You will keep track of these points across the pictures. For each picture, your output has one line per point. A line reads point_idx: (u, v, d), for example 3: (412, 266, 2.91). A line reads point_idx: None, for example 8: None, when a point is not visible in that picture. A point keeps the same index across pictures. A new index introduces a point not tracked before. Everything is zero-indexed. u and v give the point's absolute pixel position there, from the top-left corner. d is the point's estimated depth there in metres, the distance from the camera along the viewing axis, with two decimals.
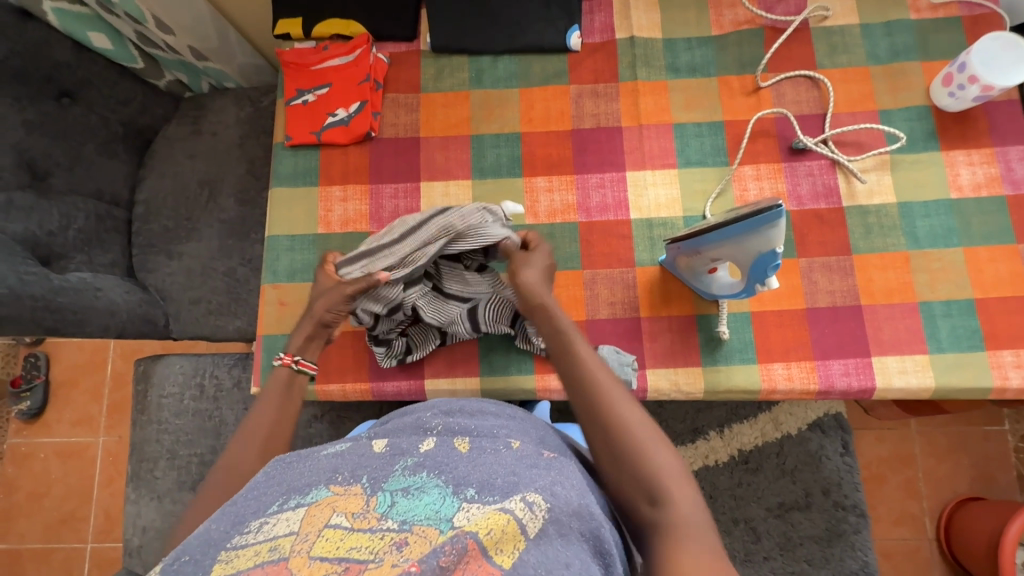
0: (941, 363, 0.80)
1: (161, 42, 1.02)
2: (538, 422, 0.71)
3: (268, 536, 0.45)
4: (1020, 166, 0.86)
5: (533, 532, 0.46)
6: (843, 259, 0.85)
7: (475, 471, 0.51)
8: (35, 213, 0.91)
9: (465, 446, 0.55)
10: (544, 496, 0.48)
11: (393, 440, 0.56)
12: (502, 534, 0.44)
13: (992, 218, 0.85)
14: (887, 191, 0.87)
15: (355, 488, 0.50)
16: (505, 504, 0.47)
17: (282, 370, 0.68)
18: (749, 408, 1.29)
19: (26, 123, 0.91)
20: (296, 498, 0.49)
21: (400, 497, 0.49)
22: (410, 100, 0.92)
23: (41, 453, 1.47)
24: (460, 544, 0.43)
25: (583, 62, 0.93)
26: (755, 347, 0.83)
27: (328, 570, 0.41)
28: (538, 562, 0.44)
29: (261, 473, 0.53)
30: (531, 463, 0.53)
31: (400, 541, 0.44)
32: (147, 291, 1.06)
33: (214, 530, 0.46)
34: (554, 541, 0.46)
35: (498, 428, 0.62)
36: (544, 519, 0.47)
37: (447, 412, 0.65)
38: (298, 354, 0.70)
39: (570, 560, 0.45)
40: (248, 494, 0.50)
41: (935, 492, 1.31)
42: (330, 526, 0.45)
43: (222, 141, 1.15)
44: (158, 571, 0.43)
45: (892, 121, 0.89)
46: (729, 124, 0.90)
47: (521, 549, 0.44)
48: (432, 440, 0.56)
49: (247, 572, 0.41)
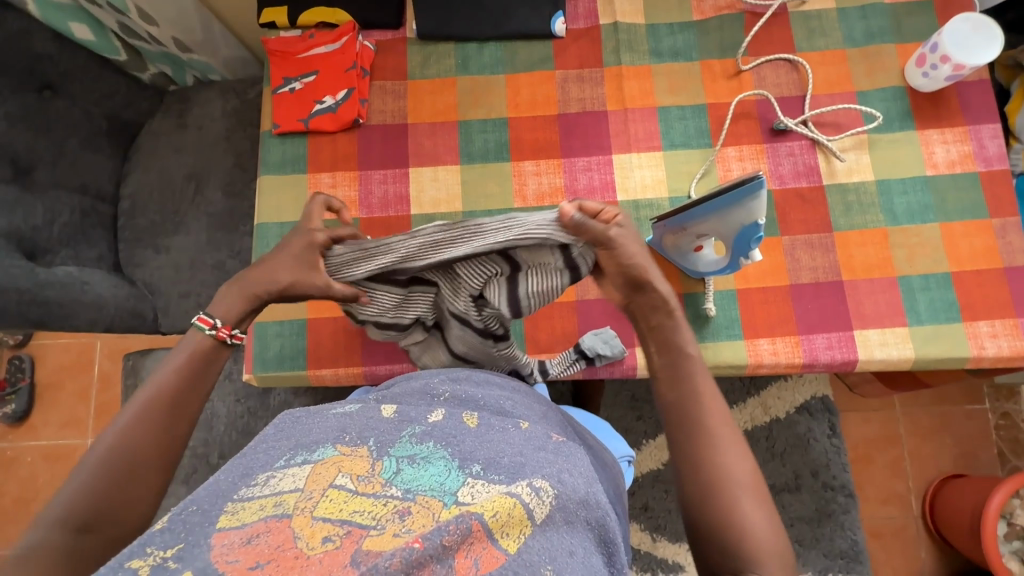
0: (921, 335, 0.83)
1: (144, 33, 1.02)
2: (540, 398, 0.73)
3: (274, 491, 0.45)
4: (992, 144, 0.88)
5: (540, 518, 0.46)
6: (825, 236, 0.87)
7: (481, 448, 0.51)
8: (19, 207, 0.90)
9: (473, 422, 0.56)
10: (551, 483, 0.48)
11: (402, 407, 0.57)
12: (509, 518, 0.44)
13: (966, 194, 0.87)
14: (866, 170, 0.89)
15: (361, 451, 0.50)
16: (512, 488, 0.46)
17: (208, 338, 0.56)
18: (738, 393, 1.31)
19: (7, 116, 0.89)
20: (303, 454, 0.49)
21: (405, 465, 0.49)
22: (397, 88, 0.93)
23: (27, 457, 1.44)
24: (465, 525, 0.42)
25: (568, 48, 0.94)
26: (741, 323, 0.85)
27: (329, 531, 0.42)
28: (544, 548, 0.44)
29: (272, 429, 0.56)
30: (539, 445, 0.54)
31: (404, 509, 0.44)
32: (135, 285, 1.05)
33: (222, 481, 0.47)
34: (559, 528, 0.47)
35: (504, 401, 0.64)
36: (551, 505, 0.47)
37: (454, 379, 0.66)
38: (236, 326, 0.58)
39: (574, 549, 0.47)
40: (260, 449, 0.51)
41: (919, 471, 1.34)
42: (334, 486, 0.46)
43: (208, 134, 1.15)
44: (162, 520, 0.43)
45: (869, 102, 0.91)
46: (712, 107, 0.92)
47: (528, 534, 0.44)
48: (441, 413, 0.57)
49: (251, 525, 0.42)
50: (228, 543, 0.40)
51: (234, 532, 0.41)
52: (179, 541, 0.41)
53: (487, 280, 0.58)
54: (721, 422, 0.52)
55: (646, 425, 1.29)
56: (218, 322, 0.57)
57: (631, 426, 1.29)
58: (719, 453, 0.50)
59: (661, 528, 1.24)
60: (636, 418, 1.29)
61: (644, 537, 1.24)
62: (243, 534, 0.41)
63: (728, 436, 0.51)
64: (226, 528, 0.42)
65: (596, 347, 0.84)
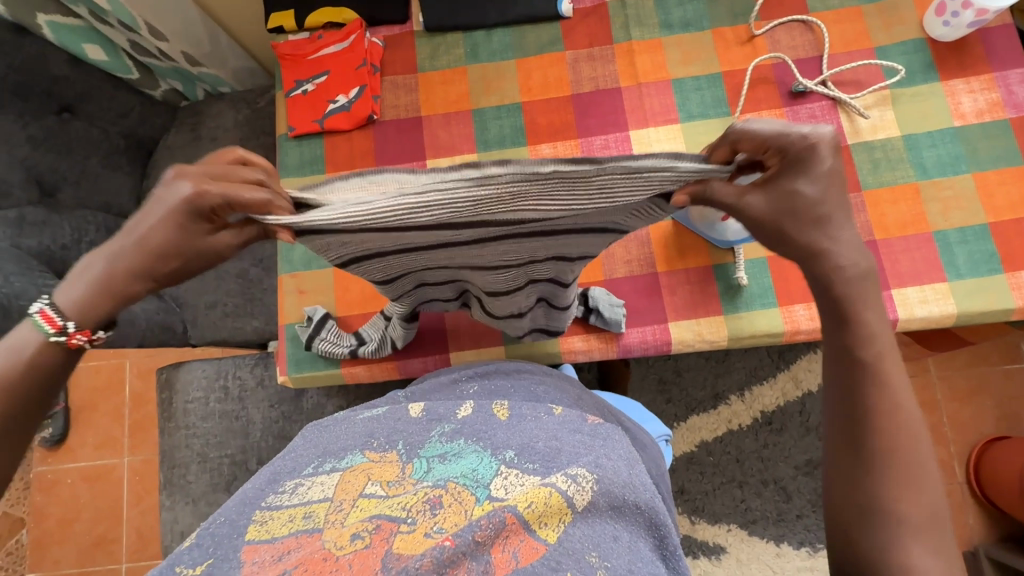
0: (961, 289, 0.80)
1: (154, 49, 1.03)
2: (572, 379, 0.71)
3: (303, 501, 0.44)
4: (1021, 89, 0.86)
5: (580, 505, 0.44)
6: (854, 197, 0.86)
7: (514, 436, 0.50)
8: (48, 228, 0.91)
9: (504, 413, 0.55)
10: (589, 469, 0.46)
11: (430, 407, 0.57)
12: (546, 508, 0.43)
13: (998, 142, 0.85)
14: (891, 126, 0.87)
15: (390, 455, 0.50)
16: (547, 478, 0.45)
17: (51, 345, 0.42)
18: (768, 368, 1.27)
19: (30, 139, 0.90)
20: (331, 462, 0.49)
21: (437, 463, 0.48)
22: (408, 81, 0.93)
23: (67, 479, 1.43)
24: (498, 519, 0.41)
25: (576, 27, 0.93)
26: (774, 291, 0.83)
27: (359, 529, 0.41)
28: (588, 535, 0.42)
29: (301, 439, 0.56)
30: (574, 427, 0.53)
31: (434, 501, 0.43)
32: (163, 299, 1.05)
33: (251, 491, 0.47)
34: (603, 514, 0.45)
35: (536, 386, 0.63)
36: (593, 491, 0.45)
37: (483, 374, 0.66)
38: (99, 326, 0.44)
39: (619, 533, 0.44)
40: (290, 460, 0.52)
41: (960, 436, 1.30)
42: (364, 495, 0.44)
43: (222, 145, 1.15)
44: (191, 538, 0.41)
45: (889, 57, 0.89)
46: (728, 75, 0.91)
47: (568, 522, 0.43)
48: (470, 407, 0.57)
49: (282, 540, 0.40)
50: (259, 560, 0.38)
51: (265, 547, 0.39)
52: (212, 556, 0.39)
53: (559, 237, 0.46)
54: (908, 444, 0.40)
55: (675, 407, 1.27)
56: (68, 326, 0.42)
57: (661, 410, 1.27)
58: (889, 486, 0.40)
59: (699, 510, 1.23)
60: (665, 401, 1.27)
61: (683, 520, 1.23)
62: (274, 549, 0.39)
63: (913, 464, 0.40)
64: (257, 542, 0.40)
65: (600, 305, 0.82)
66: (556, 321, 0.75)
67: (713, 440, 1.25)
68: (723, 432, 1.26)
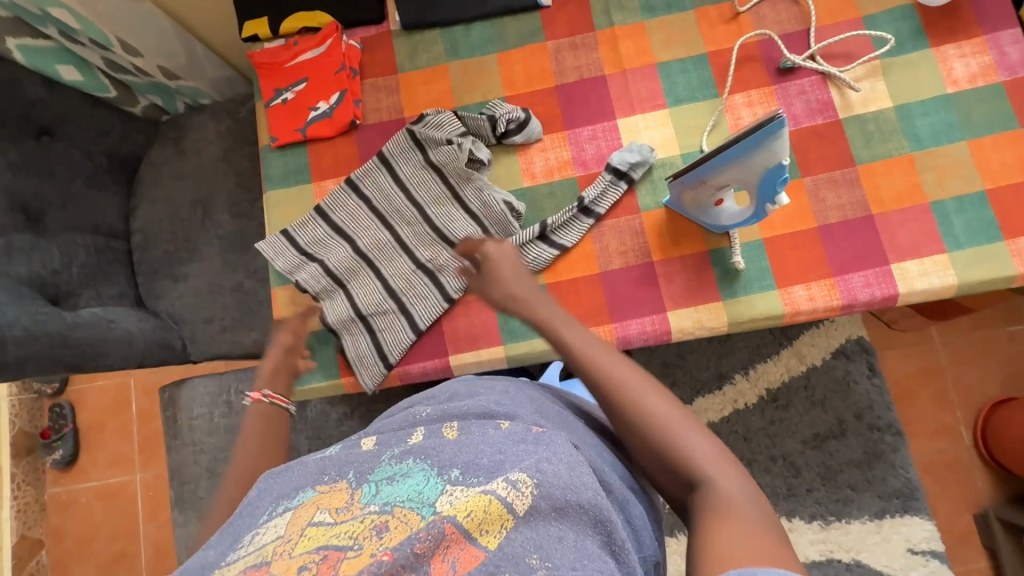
0: (960, 259, 0.79)
1: (129, 66, 1.00)
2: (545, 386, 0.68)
3: (256, 546, 0.43)
4: (1014, 50, 0.84)
5: (522, 510, 0.43)
6: (849, 171, 0.84)
7: (459, 453, 0.50)
8: (36, 254, 0.89)
9: (453, 433, 0.53)
10: (529, 473, 0.46)
11: (381, 438, 0.56)
12: (486, 515, 0.42)
13: (992, 106, 0.83)
14: (883, 97, 0.86)
15: (340, 484, 0.49)
16: (488, 486, 0.45)
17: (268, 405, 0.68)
18: (771, 345, 1.27)
19: (11, 165, 0.89)
20: (285, 503, 0.48)
21: (385, 485, 0.47)
22: (390, 83, 0.92)
23: (83, 498, 1.44)
24: (437, 530, 0.41)
25: (556, 16, 0.92)
26: (772, 273, 0.82)
27: (306, 561, 0.40)
28: (530, 539, 0.42)
29: (254, 492, 0.53)
30: (518, 438, 0.51)
31: (381, 524, 0.43)
32: (159, 317, 1.03)
33: (211, 555, 0.45)
34: (547, 517, 0.44)
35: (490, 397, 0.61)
36: (533, 495, 0.45)
37: (434, 399, 0.64)
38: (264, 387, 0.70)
39: (562, 534, 0.43)
40: (246, 513, 0.50)
41: (965, 400, 1.30)
42: (312, 524, 0.44)
43: (207, 158, 1.11)
44: None
45: (878, 26, 0.88)
46: (714, 55, 0.89)
47: (510, 527, 0.42)
48: (420, 433, 0.55)
49: None
50: None
51: None
52: None
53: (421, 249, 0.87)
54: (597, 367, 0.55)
55: (681, 390, 1.27)
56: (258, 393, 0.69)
57: None
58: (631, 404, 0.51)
59: None
60: (670, 385, 1.27)
61: None
62: None
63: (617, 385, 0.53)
64: None
65: (565, 239, 0.85)
66: (473, 229, 0.86)
67: (720, 420, 1.25)
68: (729, 412, 1.25)
